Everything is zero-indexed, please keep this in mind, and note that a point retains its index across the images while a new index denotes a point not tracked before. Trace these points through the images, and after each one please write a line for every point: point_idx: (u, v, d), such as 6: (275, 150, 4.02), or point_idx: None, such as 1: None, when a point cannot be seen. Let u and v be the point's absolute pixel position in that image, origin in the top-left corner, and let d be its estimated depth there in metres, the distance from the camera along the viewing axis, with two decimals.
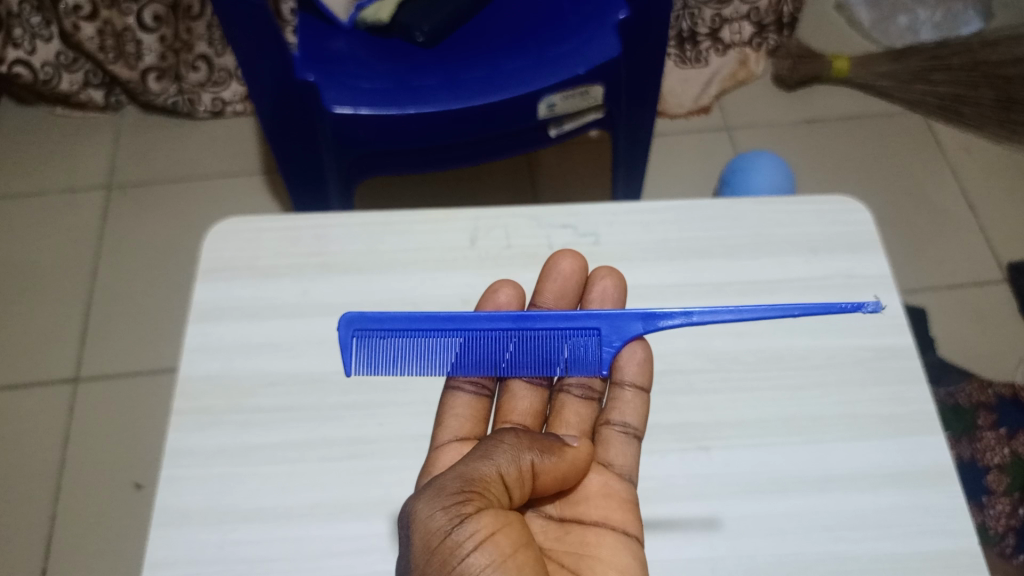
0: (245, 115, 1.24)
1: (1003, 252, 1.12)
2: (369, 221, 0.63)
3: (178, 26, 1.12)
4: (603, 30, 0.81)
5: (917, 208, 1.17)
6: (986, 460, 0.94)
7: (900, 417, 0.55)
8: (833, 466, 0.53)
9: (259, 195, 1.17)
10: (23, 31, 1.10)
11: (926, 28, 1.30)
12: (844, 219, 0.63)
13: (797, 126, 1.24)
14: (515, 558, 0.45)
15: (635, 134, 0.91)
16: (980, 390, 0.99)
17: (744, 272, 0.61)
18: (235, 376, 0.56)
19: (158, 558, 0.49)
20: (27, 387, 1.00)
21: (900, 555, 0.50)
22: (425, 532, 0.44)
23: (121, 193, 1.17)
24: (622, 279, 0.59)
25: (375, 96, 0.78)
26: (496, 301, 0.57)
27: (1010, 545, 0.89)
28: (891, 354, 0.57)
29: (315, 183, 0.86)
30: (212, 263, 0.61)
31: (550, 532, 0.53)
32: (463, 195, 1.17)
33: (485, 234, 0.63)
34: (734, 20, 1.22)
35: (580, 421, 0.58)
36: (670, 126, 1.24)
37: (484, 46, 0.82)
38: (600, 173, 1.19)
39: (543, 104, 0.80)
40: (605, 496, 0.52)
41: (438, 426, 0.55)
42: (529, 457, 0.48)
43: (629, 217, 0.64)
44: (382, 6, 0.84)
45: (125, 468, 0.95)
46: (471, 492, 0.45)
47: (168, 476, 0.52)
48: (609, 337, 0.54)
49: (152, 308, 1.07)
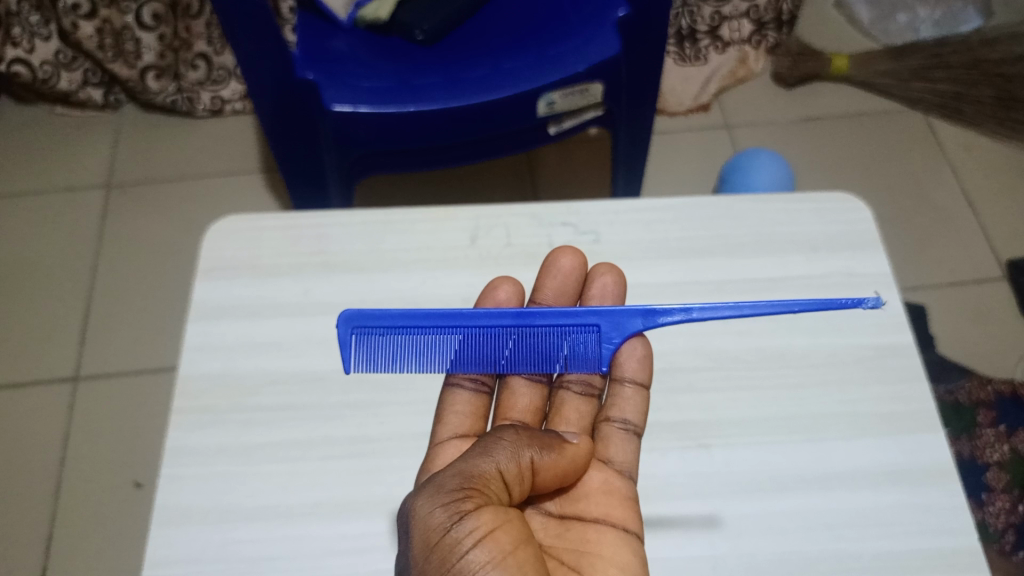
0: (244, 113, 1.24)
1: (1003, 250, 1.12)
2: (370, 220, 0.63)
3: (178, 25, 1.12)
4: (603, 28, 0.80)
5: (917, 206, 1.17)
6: (986, 458, 0.94)
7: (900, 415, 0.55)
8: (834, 464, 0.53)
9: (259, 193, 1.17)
10: (22, 30, 1.10)
11: (926, 26, 1.30)
12: (844, 217, 0.63)
13: (796, 124, 1.24)
14: (514, 555, 0.45)
15: (636, 132, 0.91)
16: (980, 388, 0.99)
17: (744, 270, 0.61)
18: (235, 376, 0.56)
19: (159, 557, 0.49)
20: (27, 386, 1.00)
21: (900, 554, 0.50)
22: (425, 529, 0.44)
23: (120, 192, 1.17)
24: (622, 276, 0.59)
25: (374, 94, 0.78)
26: (496, 298, 0.57)
27: (1010, 542, 0.89)
28: (892, 353, 0.58)
29: (314, 181, 0.86)
30: (212, 262, 0.61)
31: (550, 529, 0.53)
32: (463, 193, 1.17)
33: (485, 233, 0.63)
34: (734, 18, 1.22)
35: (580, 417, 0.58)
36: (670, 124, 1.24)
37: (483, 44, 0.82)
38: (600, 171, 1.19)
39: (542, 103, 0.80)
40: (606, 493, 0.52)
41: (438, 423, 0.54)
42: (529, 453, 0.48)
43: (629, 216, 0.64)
44: (382, 5, 0.84)
45: (125, 467, 0.95)
46: (471, 489, 0.45)
47: (169, 475, 0.52)
48: (609, 333, 0.54)
49: (152, 307, 1.07)
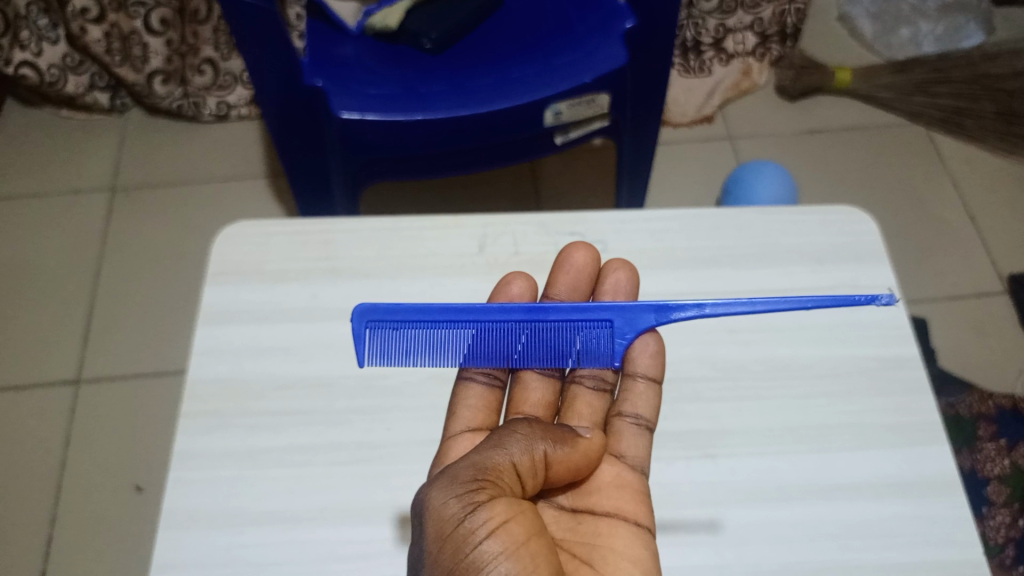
0: (249, 118, 1.24)
1: (1004, 264, 1.13)
2: (380, 226, 0.64)
3: (185, 30, 1.14)
4: (609, 39, 0.81)
5: (918, 218, 1.18)
6: (986, 471, 0.94)
7: (906, 427, 0.55)
8: (836, 475, 0.53)
9: (261, 197, 1.17)
10: (30, 33, 1.10)
11: (928, 41, 1.31)
12: (849, 229, 0.64)
13: (798, 136, 1.25)
14: (527, 546, 0.45)
15: (641, 140, 0.91)
16: (980, 402, 0.99)
17: (751, 281, 0.61)
18: (244, 380, 0.56)
19: (164, 560, 0.49)
20: (29, 388, 1.00)
21: (905, 564, 0.50)
22: (439, 519, 0.44)
23: (124, 195, 1.17)
24: (634, 273, 0.59)
25: (383, 100, 0.78)
26: (509, 294, 0.57)
27: (1010, 556, 0.89)
28: (896, 364, 0.58)
29: (321, 186, 0.86)
30: (220, 267, 0.61)
31: (562, 522, 0.53)
32: (465, 203, 1.17)
33: (493, 240, 0.64)
34: (739, 30, 1.23)
35: (591, 412, 0.58)
36: (673, 136, 1.25)
37: (493, 53, 0.83)
38: (603, 182, 1.19)
39: (550, 112, 0.80)
40: (618, 487, 0.53)
41: (450, 417, 0.55)
42: (542, 447, 0.48)
43: (637, 225, 0.64)
44: (389, 13, 0.84)
45: (127, 468, 0.95)
46: (483, 481, 0.45)
47: (174, 478, 0.52)
48: (622, 329, 0.55)
49: (156, 312, 1.07)
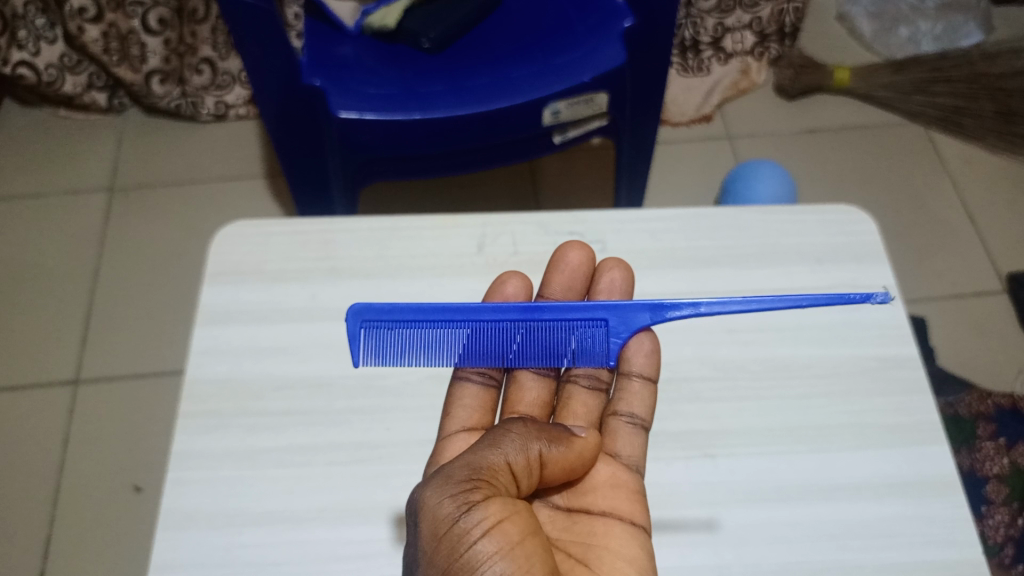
0: (247, 118, 1.24)
1: (1003, 263, 1.13)
2: (378, 227, 0.63)
3: (183, 30, 1.13)
4: (609, 38, 0.81)
5: (917, 217, 1.18)
6: (985, 470, 0.94)
7: (905, 427, 0.55)
8: (836, 474, 0.53)
9: (260, 196, 1.17)
10: (28, 33, 1.09)
11: (927, 40, 1.31)
12: (848, 229, 0.64)
13: (797, 136, 1.25)
14: (523, 546, 0.45)
15: (640, 140, 0.91)
16: (979, 401, 0.99)
17: (750, 281, 0.61)
18: (243, 380, 0.56)
19: (163, 561, 0.49)
20: (27, 388, 1.00)
21: (905, 564, 0.50)
22: (433, 518, 0.44)
23: (123, 195, 1.17)
24: (630, 272, 0.59)
25: (380, 100, 0.78)
26: (504, 294, 0.57)
27: (1009, 555, 0.89)
28: (895, 364, 0.58)
29: (318, 186, 0.86)
30: (219, 267, 0.61)
31: (557, 522, 0.53)
32: (464, 202, 1.17)
33: (492, 240, 0.64)
34: (738, 29, 1.23)
35: (587, 412, 0.58)
36: (672, 135, 1.25)
37: (491, 53, 0.83)
38: (602, 181, 1.19)
39: (548, 112, 0.80)
40: (614, 486, 0.53)
41: (446, 417, 0.55)
42: (537, 446, 0.48)
43: (636, 225, 0.64)
44: (388, 12, 0.84)
45: (126, 468, 0.95)
46: (478, 481, 0.45)
47: (173, 478, 0.52)
48: (617, 328, 0.55)
49: (155, 312, 1.07)
